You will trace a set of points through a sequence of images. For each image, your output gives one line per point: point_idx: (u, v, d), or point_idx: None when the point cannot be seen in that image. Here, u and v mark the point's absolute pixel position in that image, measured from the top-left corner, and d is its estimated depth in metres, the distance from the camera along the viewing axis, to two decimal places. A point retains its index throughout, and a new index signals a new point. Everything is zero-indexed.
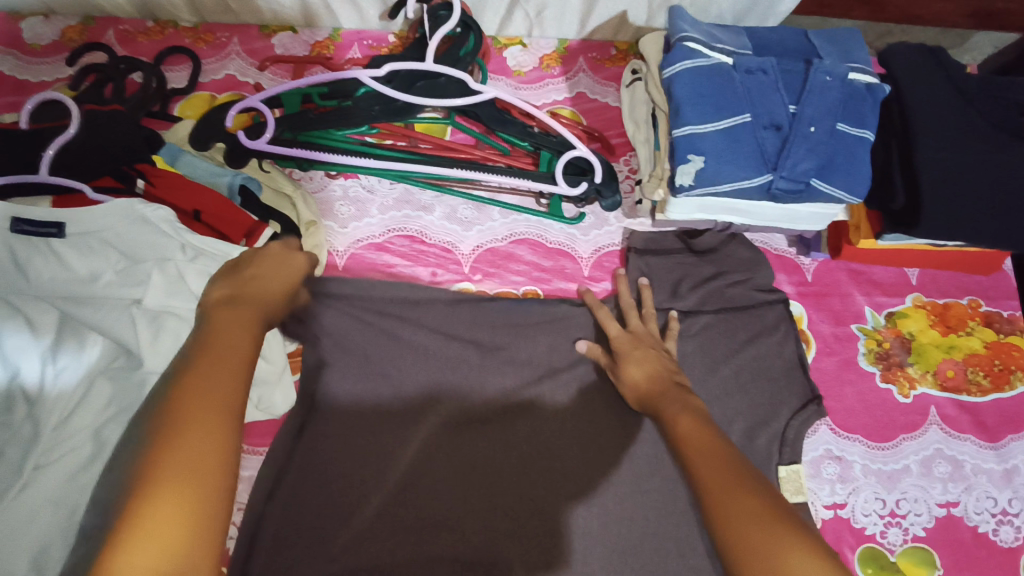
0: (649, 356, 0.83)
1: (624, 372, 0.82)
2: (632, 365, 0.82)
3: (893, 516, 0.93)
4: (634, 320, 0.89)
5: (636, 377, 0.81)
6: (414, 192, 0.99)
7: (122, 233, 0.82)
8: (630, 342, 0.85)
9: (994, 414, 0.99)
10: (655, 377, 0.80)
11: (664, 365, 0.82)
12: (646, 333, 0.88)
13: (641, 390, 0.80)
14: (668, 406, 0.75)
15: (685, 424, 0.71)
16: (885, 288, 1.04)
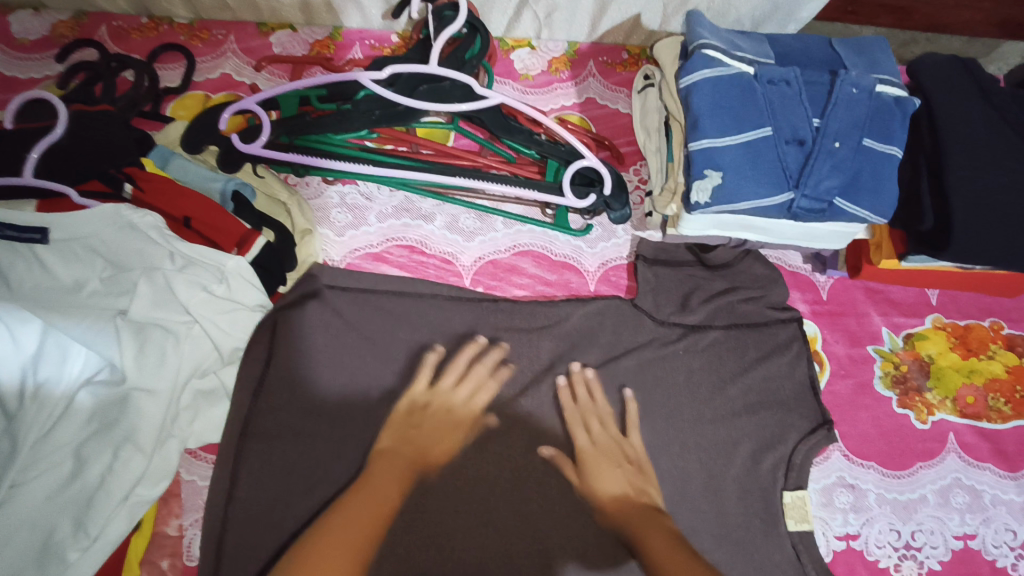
0: (619, 467, 0.82)
1: (594, 487, 0.80)
2: (602, 482, 0.81)
3: (908, 549, 0.89)
4: (594, 427, 0.85)
5: (604, 495, 0.80)
6: (415, 200, 0.95)
7: (108, 241, 0.77)
8: (594, 456, 0.82)
9: (1015, 442, 0.95)
10: (623, 498, 0.79)
11: (631, 480, 0.82)
12: (610, 444, 0.84)
13: (619, 506, 0.79)
14: (640, 522, 0.76)
15: (656, 538, 0.74)
16: (903, 308, 0.99)
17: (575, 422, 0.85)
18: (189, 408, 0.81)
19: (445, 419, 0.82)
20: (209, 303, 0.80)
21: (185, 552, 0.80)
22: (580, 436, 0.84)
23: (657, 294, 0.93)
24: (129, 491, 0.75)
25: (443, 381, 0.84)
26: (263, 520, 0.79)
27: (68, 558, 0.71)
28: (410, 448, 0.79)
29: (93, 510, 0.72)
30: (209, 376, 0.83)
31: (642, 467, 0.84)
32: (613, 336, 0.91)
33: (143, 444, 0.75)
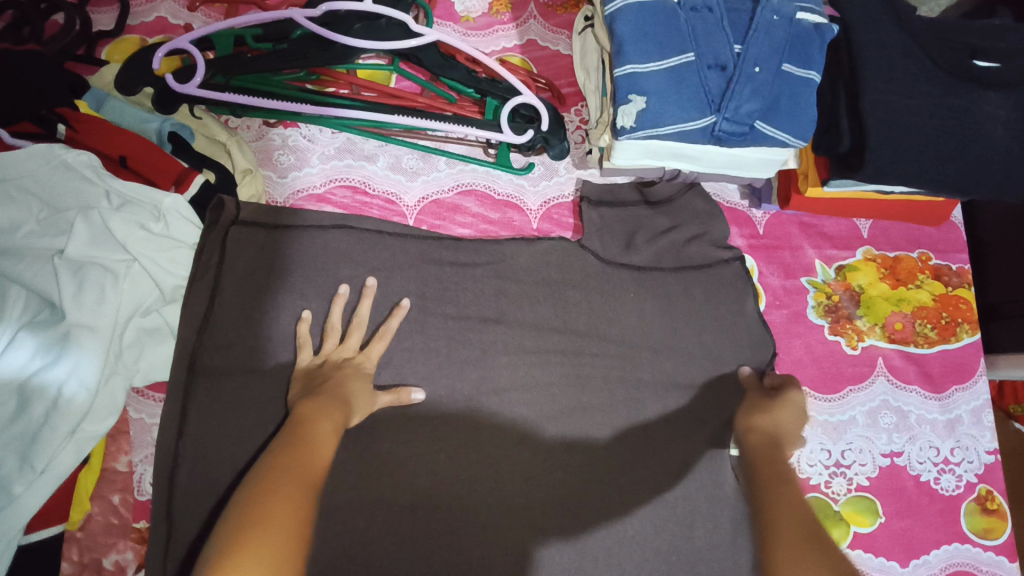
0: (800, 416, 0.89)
1: (767, 414, 0.88)
2: (781, 413, 0.88)
3: (838, 466, 0.95)
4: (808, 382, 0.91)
5: (761, 426, 0.87)
6: (358, 141, 0.95)
7: (43, 181, 0.79)
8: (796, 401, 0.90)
9: (941, 365, 1.00)
10: (779, 429, 0.87)
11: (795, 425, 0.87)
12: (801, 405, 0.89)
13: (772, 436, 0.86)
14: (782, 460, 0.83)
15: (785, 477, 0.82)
16: (836, 241, 1.03)
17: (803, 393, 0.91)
18: (133, 346, 0.81)
19: (353, 373, 0.80)
20: (147, 241, 0.80)
21: (136, 487, 0.81)
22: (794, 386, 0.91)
23: (601, 233, 0.96)
24: (76, 426, 0.75)
25: (329, 342, 0.82)
26: (266, 465, 0.64)
27: (13, 491, 0.71)
28: (333, 393, 0.76)
29: (38, 444, 0.72)
30: (152, 315, 0.83)
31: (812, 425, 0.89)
32: (557, 272, 0.94)
33: (86, 381, 0.76)
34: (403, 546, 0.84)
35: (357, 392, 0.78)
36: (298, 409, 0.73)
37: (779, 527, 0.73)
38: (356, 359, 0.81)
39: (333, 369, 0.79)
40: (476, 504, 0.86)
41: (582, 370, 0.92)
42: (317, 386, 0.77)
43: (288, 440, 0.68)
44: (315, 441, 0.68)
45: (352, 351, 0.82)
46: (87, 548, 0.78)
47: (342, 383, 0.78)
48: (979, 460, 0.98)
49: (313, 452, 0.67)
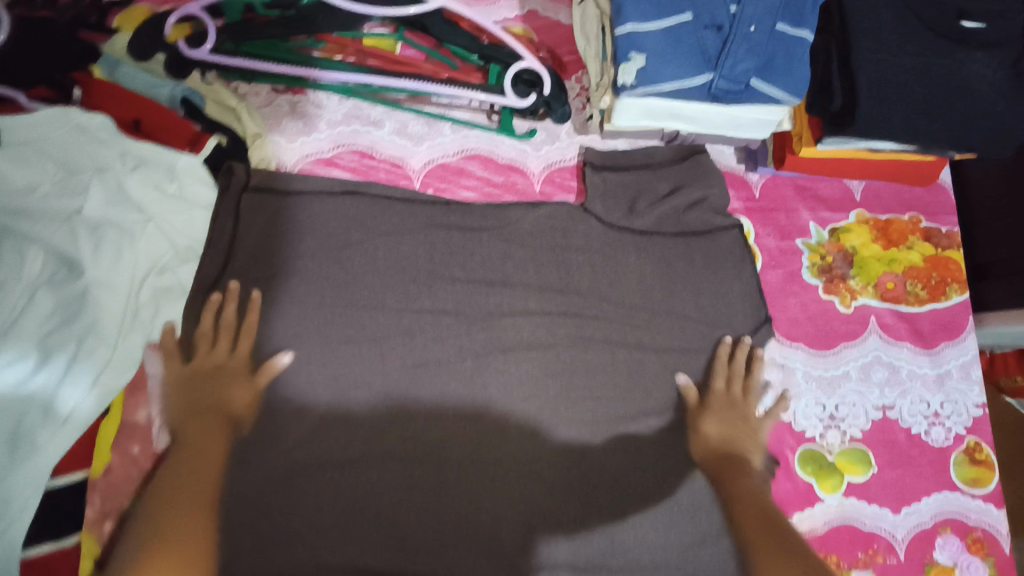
0: (735, 421, 0.90)
1: (703, 428, 0.89)
2: (711, 422, 0.89)
3: (832, 419, 0.99)
4: (735, 384, 0.93)
5: (712, 439, 0.89)
6: (364, 107, 0.97)
7: (59, 144, 0.81)
8: (720, 404, 0.91)
9: (931, 323, 1.04)
10: (729, 442, 0.88)
11: (743, 433, 0.89)
12: (736, 413, 0.91)
13: (725, 452, 0.87)
14: (734, 472, 0.85)
15: (744, 489, 0.82)
16: (830, 203, 1.06)
17: (736, 388, 0.92)
18: (150, 304, 0.83)
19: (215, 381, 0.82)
20: (162, 201, 0.83)
21: (154, 436, 0.84)
22: (721, 393, 0.92)
23: (605, 198, 0.98)
24: (96, 379, 0.78)
25: (201, 347, 0.84)
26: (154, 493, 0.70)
27: (36, 441, 0.74)
28: (210, 409, 0.80)
29: (60, 397, 0.75)
30: (167, 275, 0.84)
31: (758, 426, 0.91)
32: (563, 236, 0.96)
33: (105, 336, 0.78)
34: (416, 499, 0.86)
35: (225, 397, 0.82)
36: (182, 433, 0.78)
37: (744, 509, 0.79)
38: (224, 360, 0.83)
39: (202, 380, 0.82)
40: (486, 459, 0.88)
41: (585, 331, 0.94)
42: (195, 404, 0.80)
43: (171, 464, 0.73)
44: (203, 464, 0.74)
45: (224, 354, 0.84)
46: (109, 496, 0.81)
47: (216, 391, 0.82)
48: (967, 413, 1.02)
49: (199, 478, 0.72)
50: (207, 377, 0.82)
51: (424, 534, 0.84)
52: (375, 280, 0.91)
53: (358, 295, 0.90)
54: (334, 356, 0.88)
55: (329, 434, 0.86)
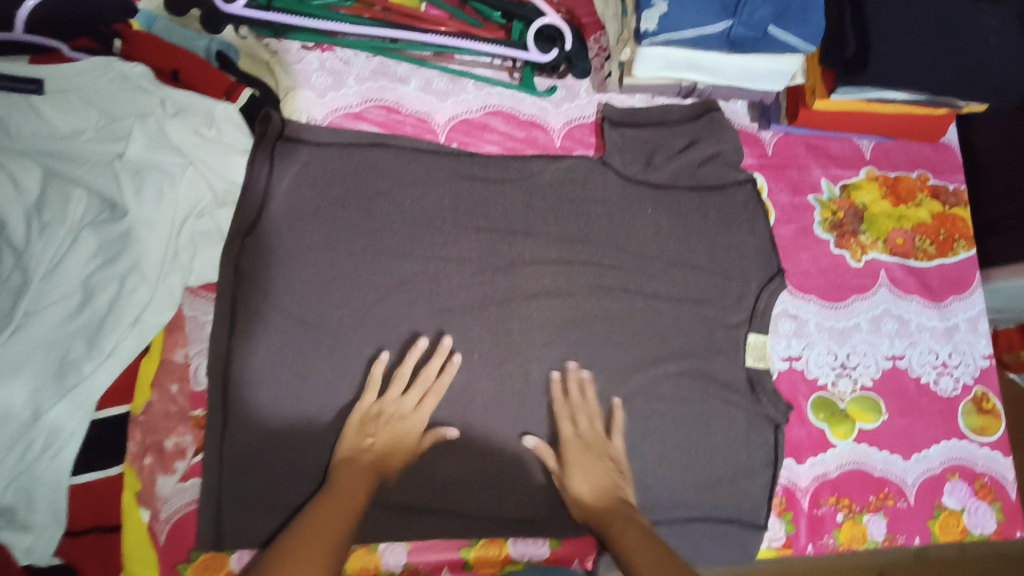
0: (599, 466, 0.87)
1: (571, 482, 0.86)
2: (579, 475, 0.86)
3: (844, 368, 1.01)
4: (580, 420, 0.90)
5: (583, 491, 0.85)
6: (391, 64, 1.00)
7: (102, 92, 0.84)
8: (578, 453, 0.88)
9: (939, 277, 1.07)
10: (600, 492, 0.85)
11: (610, 479, 0.86)
12: (598, 456, 0.88)
13: (596, 501, 0.84)
14: (612, 518, 0.81)
15: (628, 533, 0.79)
16: (840, 161, 1.09)
17: (582, 429, 0.90)
18: (188, 247, 0.87)
19: (394, 428, 0.85)
20: (201, 144, 0.86)
21: (192, 378, 0.87)
22: (571, 436, 0.89)
23: (623, 153, 1.01)
24: (138, 316, 0.81)
25: (391, 391, 0.87)
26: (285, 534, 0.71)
27: (84, 371, 0.78)
28: (371, 451, 0.83)
29: (104, 329, 0.79)
30: (205, 219, 0.88)
31: (624, 468, 0.89)
32: (582, 189, 0.99)
33: (147, 274, 0.81)
34: (441, 438, 0.89)
35: (394, 445, 0.84)
36: (340, 473, 0.81)
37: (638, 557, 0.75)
38: (409, 414, 0.86)
39: (383, 421, 0.85)
40: (509, 401, 0.92)
41: (603, 280, 0.97)
42: (356, 446, 0.84)
43: (319, 502, 0.76)
44: (341, 506, 0.76)
45: (409, 405, 0.87)
46: (149, 431, 0.84)
47: (391, 435, 0.85)
48: (975, 363, 1.05)
49: (338, 517, 0.74)
50: (390, 418, 0.86)
51: (453, 468, 0.89)
52: (403, 229, 0.94)
53: (386, 244, 0.93)
54: (362, 300, 0.91)
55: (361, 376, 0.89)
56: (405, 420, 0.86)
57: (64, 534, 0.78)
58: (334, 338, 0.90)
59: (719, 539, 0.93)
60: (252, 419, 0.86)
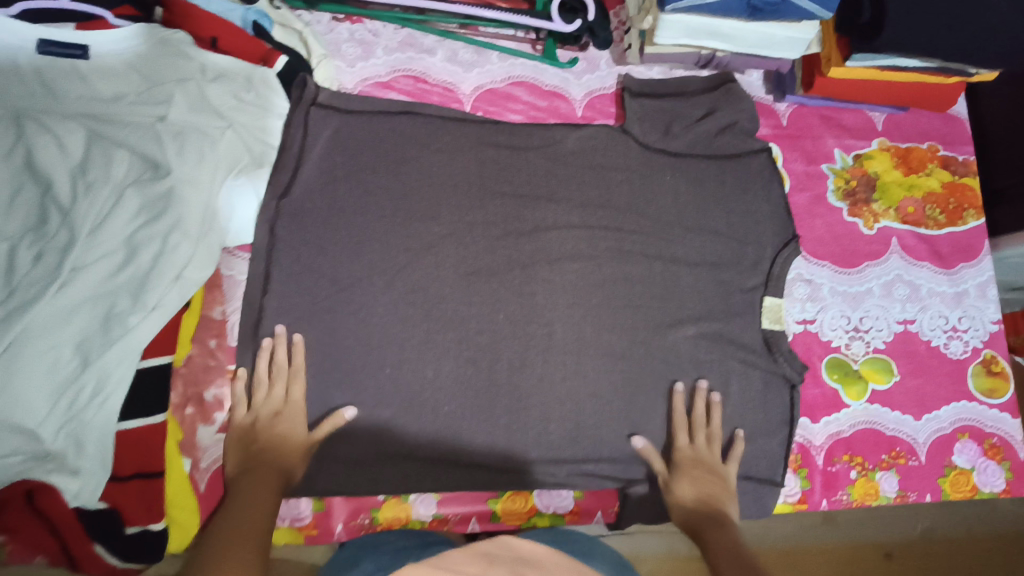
0: (709, 479, 0.90)
1: (678, 486, 0.89)
2: (688, 479, 0.90)
3: (857, 331, 1.05)
4: (700, 437, 0.93)
5: (686, 497, 0.89)
6: (418, 36, 1.04)
7: (143, 57, 0.88)
8: (694, 462, 0.91)
9: (949, 245, 1.10)
10: (706, 500, 0.88)
11: (716, 491, 0.90)
12: (710, 469, 0.91)
13: (700, 509, 0.87)
14: (712, 527, 0.84)
15: (722, 543, 0.82)
16: (853, 132, 1.12)
17: (703, 444, 0.93)
18: (227, 207, 0.90)
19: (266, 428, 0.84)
20: (237, 109, 0.91)
21: (229, 334, 0.91)
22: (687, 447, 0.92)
23: (643, 122, 1.04)
24: (180, 272, 0.84)
25: (257, 395, 0.86)
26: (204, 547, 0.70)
27: (130, 323, 0.81)
28: (269, 454, 0.82)
29: (148, 285, 0.82)
30: (241, 179, 0.91)
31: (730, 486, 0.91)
32: (603, 156, 1.03)
33: (189, 231, 0.84)
34: (468, 394, 0.92)
35: (278, 445, 0.83)
36: (236, 485, 0.79)
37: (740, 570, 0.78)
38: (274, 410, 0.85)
39: (255, 429, 0.84)
40: (534, 360, 0.94)
41: (625, 245, 1.00)
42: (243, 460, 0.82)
43: (223, 516, 0.74)
44: (253, 512, 0.75)
45: (278, 402, 0.86)
46: (190, 382, 0.88)
47: (268, 437, 0.83)
48: (984, 328, 1.08)
49: (249, 523, 0.73)
50: (259, 423, 0.84)
51: (479, 425, 0.92)
52: (431, 193, 0.97)
53: (415, 208, 0.96)
54: (391, 262, 0.94)
55: (392, 334, 0.92)
56: (276, 421, 0.85)
57: (110, 479, 0.81)
58: (364, 298, 0.92)
59: (740, 495, 0.95)
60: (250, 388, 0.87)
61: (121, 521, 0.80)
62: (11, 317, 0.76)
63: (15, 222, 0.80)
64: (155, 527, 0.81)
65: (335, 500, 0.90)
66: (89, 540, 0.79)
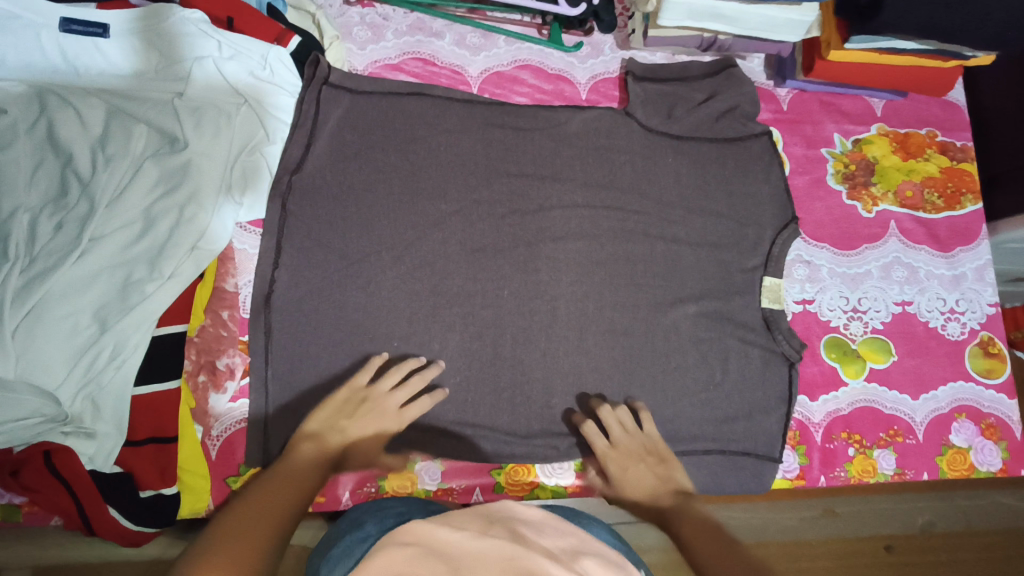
0: (644, 462, 0.87)
1: (624, 485, 0.86)
2: (633, 479, 0.86)
3: (855, 311, 1.06)
4: (614, 429, 0.89)
5: (638, 490, 0.85)
6: (427, 20, 1.08)
7: (160, 34, 0.91)
8: (626, 459, 0.88)
9: (947, 229, 1.11)
10: (652, 488, 0.84)
11: (655, 473, 0.86)
12: (638, 452, 0.88)
13: (658, 499, 0.83)
14: (673, 519, 0.79)
15: (689, 531, 0.77)
16: (852, 117, 1.14)
17: (620, 436, 0.89)
18: (240, 181, 0.93)
19: (376, 419, 0.85)
20: (252, 86, 0.94)
21: (240, 306, 0.94)
22: (606, 445, 0.89)
23: (645, 106, 1.07)
24: (195, 244, 0.87)
25: (382, 386, 0.87)
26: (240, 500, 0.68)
27: (147, 291, 0.83)
28: (342, 432, 0.82)
29: (165, 254, 0.84)
30: (256, 155, 0.94)
31: (668, 461, 0.89)
32: (607, 137, 1.05)
33: (204, 204, 0.87)
34: (473, 367, 0.94)
35: (362, 433, 0.84)
36: (299, 445, 0.79)
37: (704, 545, 0.74)
38: (392, 416, 0.86)
39: (362, 410, 0.85)
40: (538, 335, 0.96)
41: (627, 224, 1.02)
42: (326, 423, 0.83)
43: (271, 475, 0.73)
44: (295, 477, 0.74)
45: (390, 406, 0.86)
46: (203, 351, 0.90)
47: (361, 419, 0.84)
48: (982, 311, 1.09)
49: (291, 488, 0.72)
50: (367, 410, 0.85)
51: (484, 397, 0.94)
52: (437, 171, 0.99)
53: (422, 186, 0.98)
54: (399, 238, 0.96)
55: (399, 307, 0.94)
56: (377, 416, 0.85)
57: (125, 444, 0.83)
58: (373, 274, 0.94)
59: (740, 469, 0.96)
60: (278, 356, 0.90)
61: (136, 485, 0.82)
62: (33, 283, 0.79)
63: (37, 193, 0.83)
64: (167, 492, 0.83)
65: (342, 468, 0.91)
66: (104, 503, 0.80)
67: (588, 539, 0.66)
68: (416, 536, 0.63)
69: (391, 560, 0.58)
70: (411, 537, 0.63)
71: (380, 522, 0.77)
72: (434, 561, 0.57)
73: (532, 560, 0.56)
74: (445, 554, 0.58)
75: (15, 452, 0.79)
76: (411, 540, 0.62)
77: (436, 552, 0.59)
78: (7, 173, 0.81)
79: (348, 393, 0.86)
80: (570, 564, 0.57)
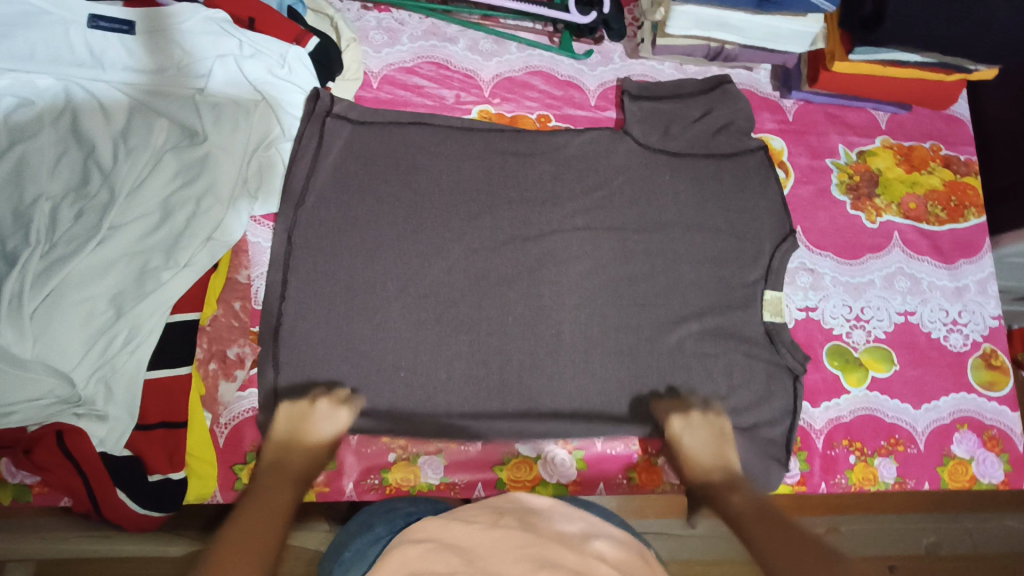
0: (704, 437, 0.89)
1: (683, 458, 0.88)
2: (693, 447, 0.87)
3: (858, 320, 1.07)
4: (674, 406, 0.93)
5: (694, 467, 0.86)
6: (442, 26, 1.13)
7: (184, 33, 0.94)
8: (687, 429, 0.89)
9: (950, 241, 1.13)
10: (706, 461, 0.86)
11: (715, 445, 0.88)
12: (702, 428, 0.90)
13: (714, 473, 0.84)
14: (724, 492, 0.80)
15: (740, 504, 0.77)
16: (858, 130, 1.16)
17: (684, 411, 0.92)
18: (256, 176, 0.96)
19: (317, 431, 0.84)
20: (270, 83, 0.97)
21: (252, 297, 0.96)
22: (674, 420, 0.91)
23: (641, 124, 1.09)
24: (210, 234, 0.89)
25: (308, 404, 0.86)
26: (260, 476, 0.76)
27: (162, 278, 0.85)
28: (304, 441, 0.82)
29: (181, 242, 0.87)
30: (271, 151, 0.97)
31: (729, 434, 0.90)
32: (613, 145, 1.08)
33: (221, 196, 0.90)
34: (480, 374, 0.94)
35: (316, 445, 0.83)
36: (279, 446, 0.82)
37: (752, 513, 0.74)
38: (326, 428, 0.85)
39: (303, 426, 0.84)
40: (544, 336, 0.97)
41: (630, 237, 1.03)
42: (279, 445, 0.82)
43: (278, 451, 0.81)
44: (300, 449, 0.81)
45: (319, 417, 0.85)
46: (215, 340, 0.92)
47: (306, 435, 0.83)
48: (984, 323, 1.10)
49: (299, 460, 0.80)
50: (305, 426, 0.84)
51: (488, 405, 0.93)
52: (446, 175, 1.03)
53: (432, 188, 1.01)
54: (407, 238, 0.98)
55: (406, 305, 0.95)
56: (318, 430, 0.84)
57: (135, 428, 0.84)
58: (383, 271, 0.96)
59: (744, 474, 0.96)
60: (287, 348, 0.92)
61: (143, 470, 0.84)
62: (53, 267, 0.81)
63: (59, 182, 0.85)
64: (175, 477, 0.84)
65: (347, 460, 0.93)
66: (113, 486, 0.81)
67: (597, 522, 0.69)
68: (427, 533, 0.64)
69: (405, 557, 0.59)
70: (423, 534, 0.64)
71: (390, 524, 0.78)
72: (449, 553, 0.58)
73: (544, 547, 0.59)
74: (459, 547, 0.60)
75: (28, 431, 0.81)
76: (425, 537, 0.63)
77: (449, 544, 0.61)
78: (31, 162, 0.84)
79: (283, 420, 0.85)
80: (581, 548, 0.60)
